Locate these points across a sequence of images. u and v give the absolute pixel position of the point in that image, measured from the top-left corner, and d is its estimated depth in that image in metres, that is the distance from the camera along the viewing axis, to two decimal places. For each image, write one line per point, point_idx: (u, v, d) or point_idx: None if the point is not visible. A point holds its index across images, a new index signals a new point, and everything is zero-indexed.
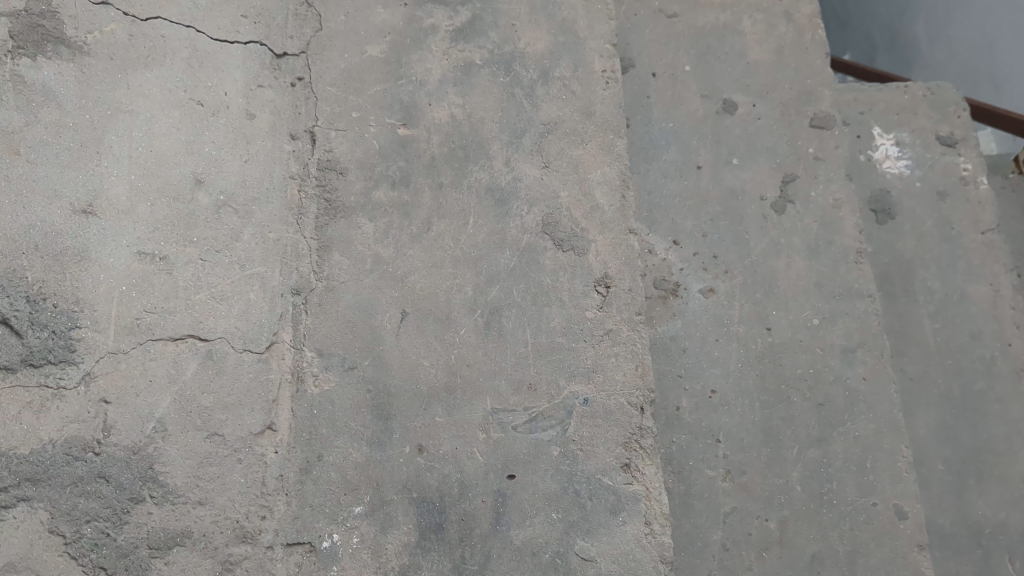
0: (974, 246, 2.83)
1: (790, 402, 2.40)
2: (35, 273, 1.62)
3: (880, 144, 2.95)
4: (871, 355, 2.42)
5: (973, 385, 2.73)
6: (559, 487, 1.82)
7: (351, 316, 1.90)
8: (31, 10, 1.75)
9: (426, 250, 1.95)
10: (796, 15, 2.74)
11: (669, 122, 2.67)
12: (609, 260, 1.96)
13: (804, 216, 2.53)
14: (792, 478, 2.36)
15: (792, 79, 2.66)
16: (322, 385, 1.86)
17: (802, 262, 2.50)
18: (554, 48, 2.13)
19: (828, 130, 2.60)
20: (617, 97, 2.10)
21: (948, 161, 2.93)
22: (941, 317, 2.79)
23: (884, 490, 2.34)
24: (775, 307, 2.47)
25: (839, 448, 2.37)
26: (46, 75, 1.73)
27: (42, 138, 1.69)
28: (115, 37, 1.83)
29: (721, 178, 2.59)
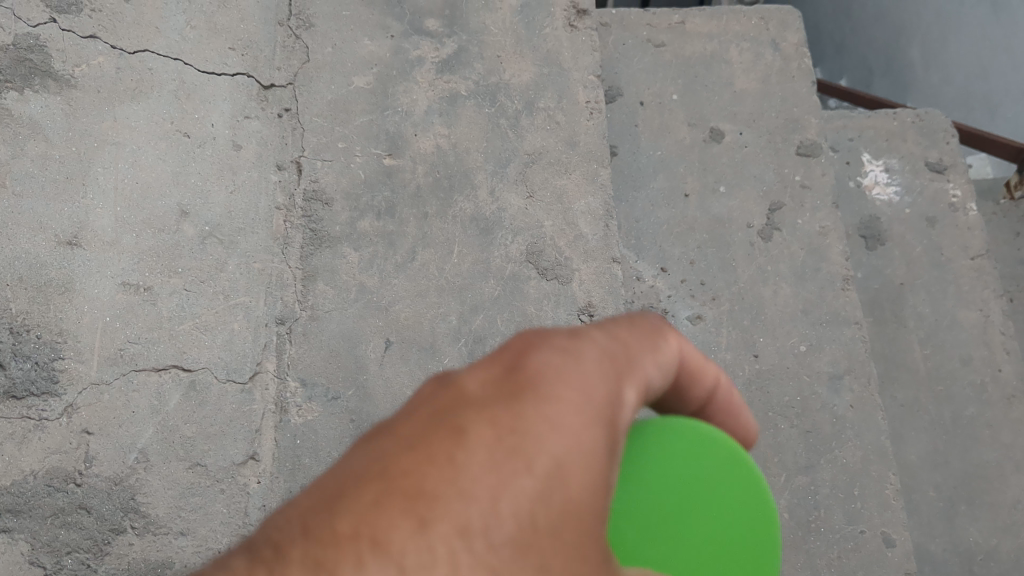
0: (964, 272, 2.85)
1: (778, 429, 2.37)
2: (19, 305, 1.68)
3: (869, 170, 3.02)
4: (858, 382, 2.42)
5: (963, 412, 2.71)
6: None
7: (337, 346, 1.89)
8: (19, 44, 1.84)
9: (411, 278, 1.96)
10: (783, 44, 2.83)
11: (657, 150, 2.69)
12: (592, 288, 1.97)
13: (791, 243, 2.55)
14: (780, 505, 2.30)
15: (778, 108, 2.72)
16: (305, 415, 1.83)
17: (789, 289, 2.51)
18: (539, 80, 2.17)
19: (815, 157, 2.64)
20: (601, 127, 2.12)
21: (936, 187, 2.99)
22: (930, 343, 2.78)
23: (873, 518, 2.29)
24: (762, 333, 2.46)
25: (827, 475, 2.33)
26: (33, 107, 1.80)
27: (29, 170, 1.75)
28: (103, 70, 1.90)
29: (708, 206, 2.59)
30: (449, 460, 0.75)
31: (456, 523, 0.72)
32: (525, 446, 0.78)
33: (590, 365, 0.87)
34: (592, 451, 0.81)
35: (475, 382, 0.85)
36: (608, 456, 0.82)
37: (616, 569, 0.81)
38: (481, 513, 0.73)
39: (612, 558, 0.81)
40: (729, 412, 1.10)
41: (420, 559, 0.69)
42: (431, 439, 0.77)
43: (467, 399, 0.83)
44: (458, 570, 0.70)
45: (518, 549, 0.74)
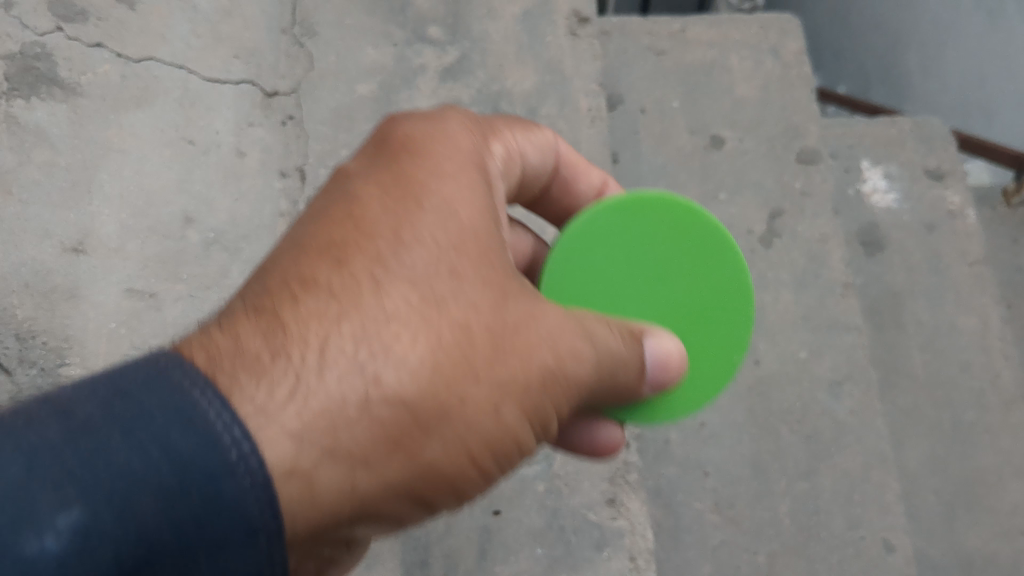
0: (963, 278, 2.88)
1: (779, 435, 2.37)
2: (25, 312, 1.68)
3: (868, 177, 3.02)
4: (858, 388, 2.44)
5: (963, 417, 2.73)
6: (545, 522, 1.78)
7: None
8: (25, 52, 1.86)
9: None
10: (783, 51, 2.86)
11: (658, 157, 2.69)
12: None
13: (792, 249, 2.57)
14: (781, 510, 2.30)
15: (777, 115, 2.74)
16: None
17: (790, 296, 2.52)
18: (542, 87, 2.19)
19: (815, 165, 2.69)
20: (602, 135, 2.15)
21: (935, 195, 3.01)
22: (930, 348, 2.78)
23: (873, 523, 2.31)
24: (763, 340, 2.46)
25: (828, 481, 2.35)
26: (38, 115, 1.82)
27: (35, 178, 1.77)
28: (109, 78, 1.91)
29: (710, 212, 2.60)
30: (354, 219, 1.06)
31: (370, 255, 1.02)
32: (417, 186, 1.11)
33: (453, 127, 1.23)
34: (468, 191, 1.14)
35: (360, 164, 1.17)
36: (482, 201, 1.15)
37: (508, 264, 1.12)
38: (391, 248, 1.03)
39: (503, 254, 1.12)
40: (611, 192, 1.55)
41: (344, 283, 0.99)
42: (338, 221, 1.06)
43: (354, 172, 1.15)
44: (376, 283, 1.00)
45: (428, 266, 1.03)
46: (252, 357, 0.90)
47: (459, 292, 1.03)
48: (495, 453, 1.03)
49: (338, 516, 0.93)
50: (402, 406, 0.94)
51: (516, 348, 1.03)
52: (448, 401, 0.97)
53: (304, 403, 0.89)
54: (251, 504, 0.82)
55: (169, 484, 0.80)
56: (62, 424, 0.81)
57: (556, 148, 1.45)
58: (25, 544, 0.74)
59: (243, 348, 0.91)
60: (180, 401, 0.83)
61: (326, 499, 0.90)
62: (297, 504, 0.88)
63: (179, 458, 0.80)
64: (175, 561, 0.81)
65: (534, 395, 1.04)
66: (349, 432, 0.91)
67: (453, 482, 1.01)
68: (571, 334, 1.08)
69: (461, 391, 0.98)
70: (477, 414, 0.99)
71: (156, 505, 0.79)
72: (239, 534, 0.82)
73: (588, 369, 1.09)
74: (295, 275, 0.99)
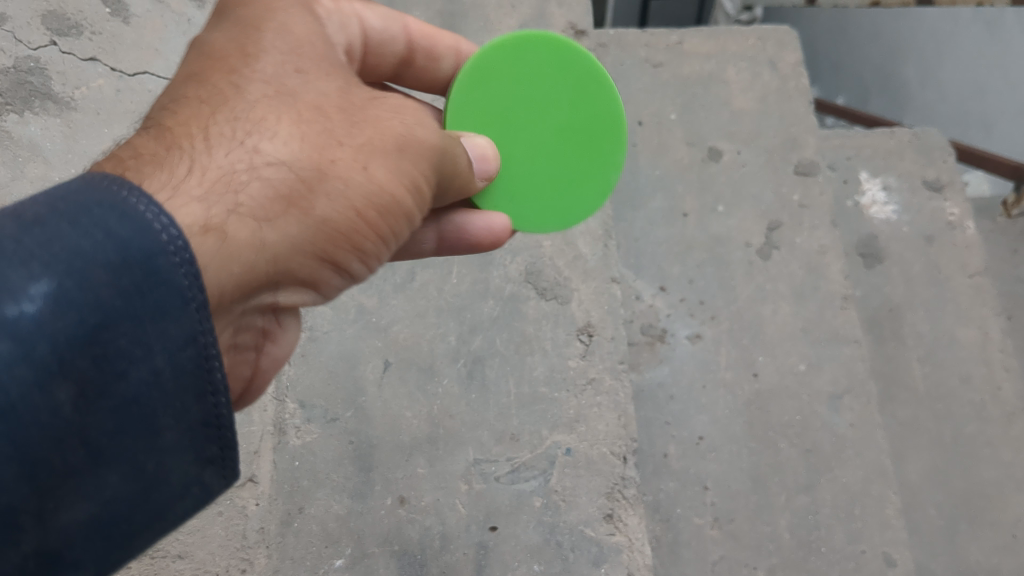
0: (962, 289, 2.85)
1: (778, 448, 2.35)
2: None
3: (867, 189, 3.03)
4: (858, 401, 2.40)
5: (964, 429, 2.70)
6: (542, 538, 1.77)
7: (333, 368, 1.89)
8: (20, 67, 1.87)
9: (410, 299, 1.98)
10: (780, 63, 2.86)
11: (656, 169, 2.69)
12: (592, 308, 2.00)
13: (790, 261, 2.56)
14: (780, 525, 2.27)
15: (775, 126, 2.73)
16: (304, 436, 1.82)
17: (789, 308, 2.51)
18: None
19: (813, 177, 2.67)
20: None
21: (934, 207, 3.00)
22: (930, 360, 2.77)
23: (874, 538, 2.27)
24: (761, 353, 2.45)
25: (828, 495, 2.31)
26: (31, 129, 1.82)
27: (27, 193, 1.75)
28: (102, 92, 1.90)
29: (708, 225, 2.60)
30: (210, 56, 1.05)
31: (223, 69, 1.02)
32: (252, 13, 1.11)
33: None
34: (303, 22, 1.14)
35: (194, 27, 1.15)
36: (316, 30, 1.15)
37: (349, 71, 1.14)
38: (239, 59, 1.04)
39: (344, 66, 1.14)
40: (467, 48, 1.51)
41: (206, 92, 0.99)
42: (190, 64, 1.05)
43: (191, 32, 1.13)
44: (235, 85, 1.00)
45: (276, 71, 1.04)
46: (147, 155, 0.88)
47: (310, 84, 1.05)
48: (387, 209, 1.04)
49: (256, 277, 0.92)
50: (287, 169, 0.94)
51: (367, 124, 1.05)
52: (326, 162, 0.98)
53: (202, 169, 0.88)
54: (181, 278, 0.75)
55: (118, 262, 0.71)
56: (15, 219, 0.70)
57: (404, 21, 1.42)
58: (4, 312, 0.64)
59: (136, 150, 0.89)
60: (114, 198, 0.74)
61: (250, 248, 0.90)
62: (222, 260, 0.85)
63: (122, 239, 0.72)
64: (130, 338, 0.72)
65: (398, 160, 1.05)
66: (246, 193, 0.90)
67: (349, 238, 1.02)
68: (414, 115, 1.11)
69: (332, 155, 0.99)
70: (354, 171, 1.00)
71: (109, 281, 0.70)
72: (180, 303, 0.75)
73: (434, 136, 1.11)
74: (164, 104, 0.99)
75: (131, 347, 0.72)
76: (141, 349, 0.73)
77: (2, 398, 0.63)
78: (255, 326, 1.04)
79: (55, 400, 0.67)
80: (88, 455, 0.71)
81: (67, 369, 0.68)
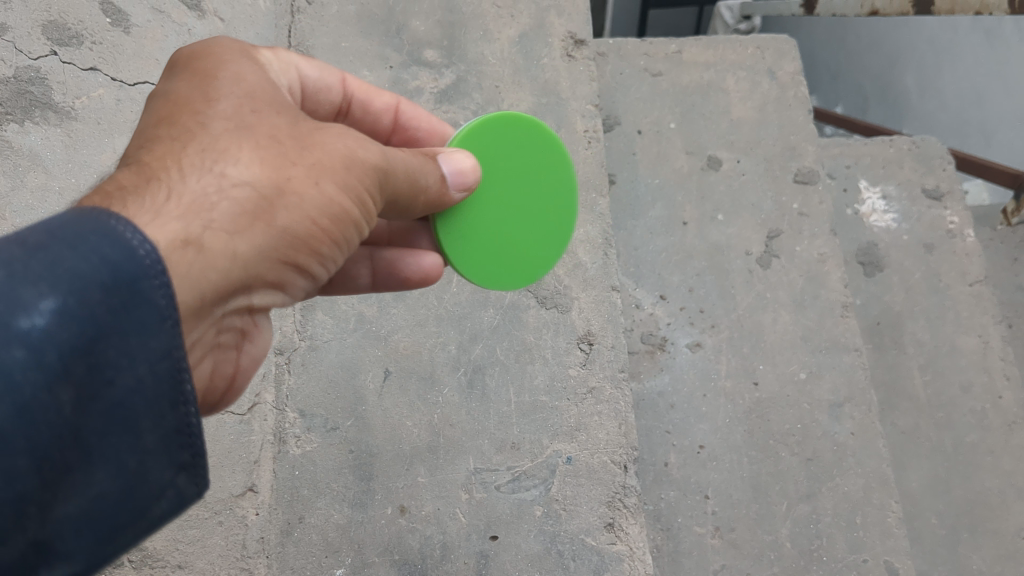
0: (962, 297, 2.86)
1: (778, 457, 2.34)
2: None
3: (867, 198, 3.04)
4: (859, 410, 2.39)
5: (964, 438, 2.69)
6: (543, 547, 1.76)
7: (334, 377, 1.88)
8: (20, 77, 1.86)
9: (410, 308, 1.97)
10: (779, 72, 2.87)
11: (655, 178, 2.69)
12: (592, 317, 2.00)
13: (790, 269, 2.56)
14: (781, 535, 2.26)
15: (774, 135, 2.74)
16: (304, 445, 1.81)
17: (789, 317, 2.50)
18: (538, 109, 2.25)
19: (812, 186, 2.65)
20: (598, 156, 2.19)
21: (934, 215, 3.02)
22: (931, 369, 2.77)
23: (875, 547, 2.25)
24: (762, 361, 2.44)
25: (829, 504, 2.29)
26: (31, 139, 1.82)
27: (27, 203, 1.75)
28: (103, 101, 1.90)
29: (707, 233, 2.60)
30: (164, 94, 1.03)
31: (180, 106, 0.99)
32: (202, 57, 1.08)
33: None
34: (248, 60, 1.11)
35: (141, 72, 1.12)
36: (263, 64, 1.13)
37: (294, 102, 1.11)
38: (196, 96, 1.01)
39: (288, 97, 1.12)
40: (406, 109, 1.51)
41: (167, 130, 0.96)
42: (144, 108, 1.02)
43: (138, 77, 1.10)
44: (193, 120, 0.97)
45: (233, 101, 1.02)
46: (122, 185, 0.86)
47: (265, 115, 1.03)
48: (338, 221, 1.03)
49: (225, 289, 0.91)
50: (252, 187, 0.93)
51: (320, 142, 1.03)
52: (284, 179, 0.96)
53: (177, 197, 0.87)
54: (160, 298, 0.75)
55: (114, 286, 0.71)
56: (17, 243, 0.69)
57: (341, 74, 1.40)
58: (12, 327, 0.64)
59: (110, 180, 0.86)
60: (101, 224, 0.73)
61: (219, 267, 0.89)
62: (192, 278, 0.85)
63: (114, 263, 0.72)
64: (118, 349, 0.71)
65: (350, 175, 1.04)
66: (215, 213, 0.89)
67: (307, 246, 1.01)
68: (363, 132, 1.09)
69: (288, 172, 0.97)
70: (310, 187, 0.99)
71: (103, 298, 0.70)
72: (159, 321, 0.75)
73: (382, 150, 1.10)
74: (136, 145, 0.96)
75: (119, 358, 0.71)
76: (128, 359, 0.72)
77: (6, 401, 0.62)
78: (223, 334, 1.04)
79: (54, 402, 0.65)
80: (83, 457, 0.70)
81: (64, 381, 0.66)
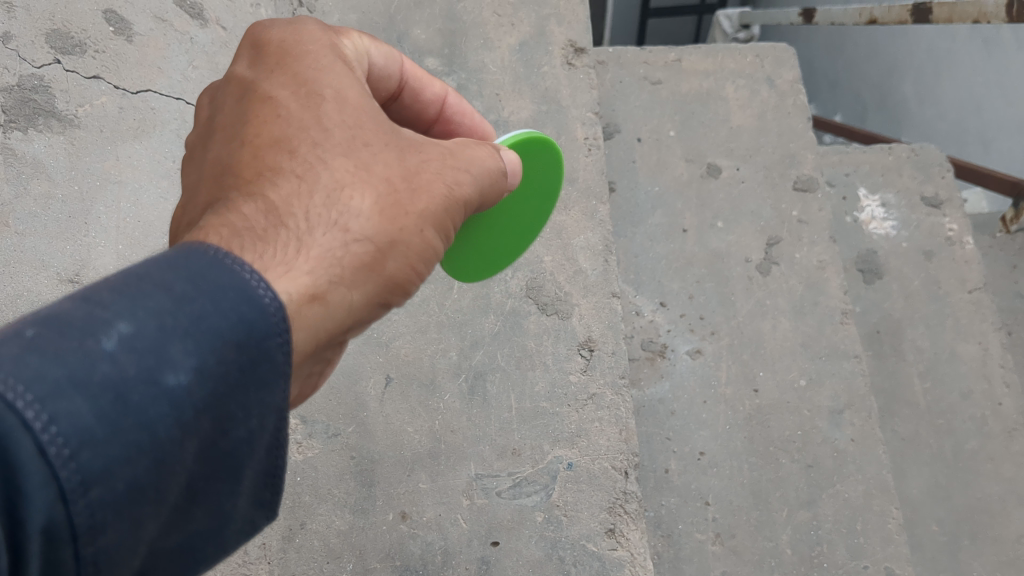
0: (962, 305, 2.87)
1: (779, 463, 2.34)
2: None
3: (866, 205, 3.07)
4: (859, 416, 2.39)
5: (964, 445, 2.68)
6: (544, 553, 1.76)
7: (335, 384, 1.88)
8: (23, 84, 1.84)
9: (411, 315, 1.99)
10: (778, 81, 2.90)
11: (655, 185, 2.72)
12: (592, 323, 2.01)
13: (789, 276, 2.56)
14: (782, 541, 2.26)
15: (773, 142, 2.75)
16: (305, 451, 1.81)
17: (788, 323, 2.51)
18: (538, 116, 2.27)
19: (811, 194, 2.66)
20: (598, 163, 2.22)
21: (933, 222, 3.04)
22: (930, 376, 2.78)
23: (876, 553, 2.25)
24: (762, 367, 2.45)
25: (828, 510, 2.29)
26: (35, 147, 1.81)
27: (31, 210, 1.76)
28: (106, 109, 1.92)
29: (706, 241, 2.62)
30: (277, 117, 1.07)
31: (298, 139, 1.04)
32: (312, 75, 1.11)
33: (314, 22, 1.20)
34: (354, 79, 1.14)
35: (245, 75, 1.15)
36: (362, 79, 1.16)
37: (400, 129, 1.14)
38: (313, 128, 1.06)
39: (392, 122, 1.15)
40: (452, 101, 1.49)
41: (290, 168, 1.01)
42: (260, 128, 1.06)
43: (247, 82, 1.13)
44: (312, 160, 1.02)
45: (345, 137, 1.06)
46: (256, 232, 0.91)
47: (377, 152, 1.07)
48: (433, 261, 1.09)
49: (340, 334, 0.97)
50: (369, 241, 0.99)
51: (426, 184, 1.07)
52: (396, 230, 1.02)
53: (306, 252, 0.92)
54: (280, 355, 0.80)
55: (247, 345, 0.77)
56: (163, 291, 0.74)
57: (401, 62, 1.38)
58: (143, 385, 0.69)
59: (246, 223, 0.91)
60: (240, 279, 0.79)
61: (339, 316, 0.95)
62: (314, 329, 0.91)
63: (248, 321, 0.77)
64: (238, 403, 0.77)
65: (446, 217, 1.10)
66: (340, 267, 0.95)
67: (407, 290, 1.06)
68: (461, 167, 1.14)
69: (399, 223, 1.02)
70: (417, 236, 1.04)
71: (235, 355, 0.76)
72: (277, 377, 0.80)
73: (474, 187, 1.15)
74: (255, 169, 1.02)
75: (238, 411, 0.77)
76: (245, 413, 0.77)
77: (147, 456, 0.68)
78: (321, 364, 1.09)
79: (182, 454, 0.71)
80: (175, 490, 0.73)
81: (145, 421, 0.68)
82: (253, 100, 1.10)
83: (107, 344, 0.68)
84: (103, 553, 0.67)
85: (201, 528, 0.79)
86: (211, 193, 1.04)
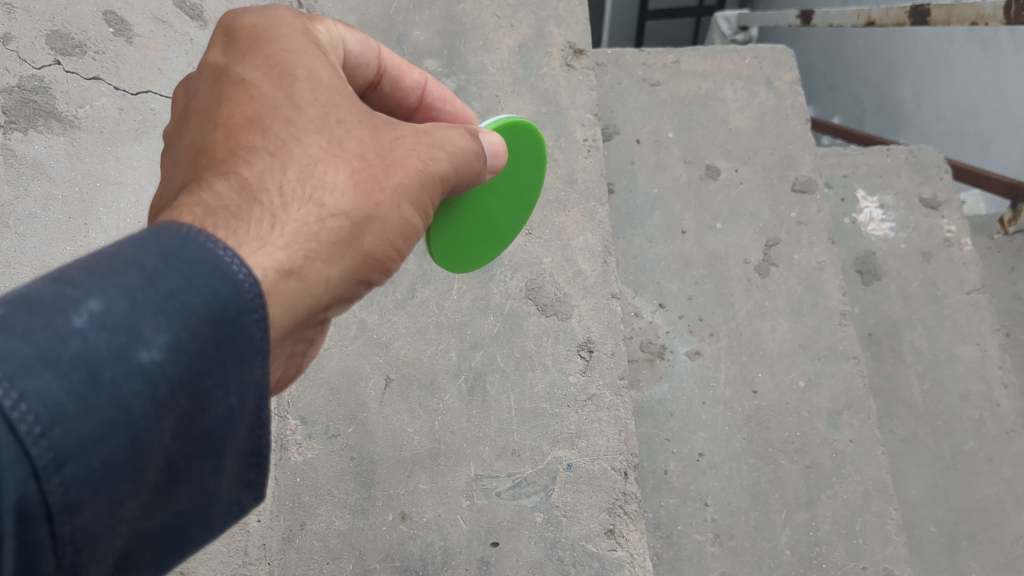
0: (960, 306, 2.88)
1: (778, 464, 2.35)
2: None
3: (864, 207, 3.08)
4: (857, 417, 2.39)
5: (963, 445, 2.69)
6: (544, 554, 1.76)
7: (335, 384, 1.88)
8: (23, 85, 1.86)
9: (411, 315, 1.99)
10: (776, 82, 2.90)
11: (654, 187, 2.72)
12: (592, 324, 2.02)
13: (788, 278, 2.56)
14: (781, 542, 2.27)
15: (772, 145, 2.76)
16: (305, 452, 1.81)
17: (787, 324, 2.51)
18: (537, 118, 2.27)
19: (810, 195, 2.67)
20: (598, 164, 2.23)
21: (931, 223, 3.04)
22: (929, 377, 2.78)
23: (875, 555, 2.25)
24: (761, 368, 2.45)
25: (828, 511, 2.29)
26: (35, 147, 1.83)
27: (31, 211, 1.76)
28: (106, 110, 1.92)
29: (705, 242, 2.62)
30: (249, 98, 1.08)
31: (271, 120, 1.05)
32: (283, 57, 1.12)
33: (283, 7, 1.21)
34: (326, 61, 1.15)
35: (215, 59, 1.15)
36: (333, 61, 1.17)
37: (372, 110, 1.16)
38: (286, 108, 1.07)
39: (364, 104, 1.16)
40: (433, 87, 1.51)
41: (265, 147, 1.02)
42: (233, 109, 1.07)
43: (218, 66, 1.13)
44: (286, 140, 1.04)
45: (318, 115, 1.08)
46: (232, 210, 0.92)
47: (351, 131, 1.09)
48: (411, 236, 1.11)
49: (320, 309, 0.99)
50: (345, 216, 1.00)
51: (400, 159, 1.10)
52: (373, 205, 1.04)
53: (282, 228, 0.93)
54: (257, 331, 0.80)
55: (220, 319, 0.77)
56: (135, 268, 0.74)
57: (377, 50, 1.40)
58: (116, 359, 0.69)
59: (221, 202, 0.92)
60: (213, 255, 0.79)
61: (319, 291, 0.96)
62: (294, 304, 0.92)
63: (222, 296, 0.78)
64: (217, 380, 0.77)
65: (421, 193, 1.12)
66: (318, 242, 0.96)
67: (385, 266, 1.08)
68: (434, 145, 1.16)
69: (375, 198, 1.04)
70: (393, 211, 1.06)
71: (210, 331, 0.76)
72: (254, 352, 0.80)
73: (448, 164, 1.17)
74: (229, 150, 1.02)
75: (217, 388, 0.77)
76: (223, 390, 0.78)
77: (122, 433, 0.68)
78: (300, 343, 1.11)
79: (159, 432, 0.72)
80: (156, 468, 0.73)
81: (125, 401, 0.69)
82: (225, 83, 1.11)
83: (76, 321, 0.68)
84: (81, 532, 0.67)
85: (186, 508, 0.80)
86: (185, 176, 1.04)
